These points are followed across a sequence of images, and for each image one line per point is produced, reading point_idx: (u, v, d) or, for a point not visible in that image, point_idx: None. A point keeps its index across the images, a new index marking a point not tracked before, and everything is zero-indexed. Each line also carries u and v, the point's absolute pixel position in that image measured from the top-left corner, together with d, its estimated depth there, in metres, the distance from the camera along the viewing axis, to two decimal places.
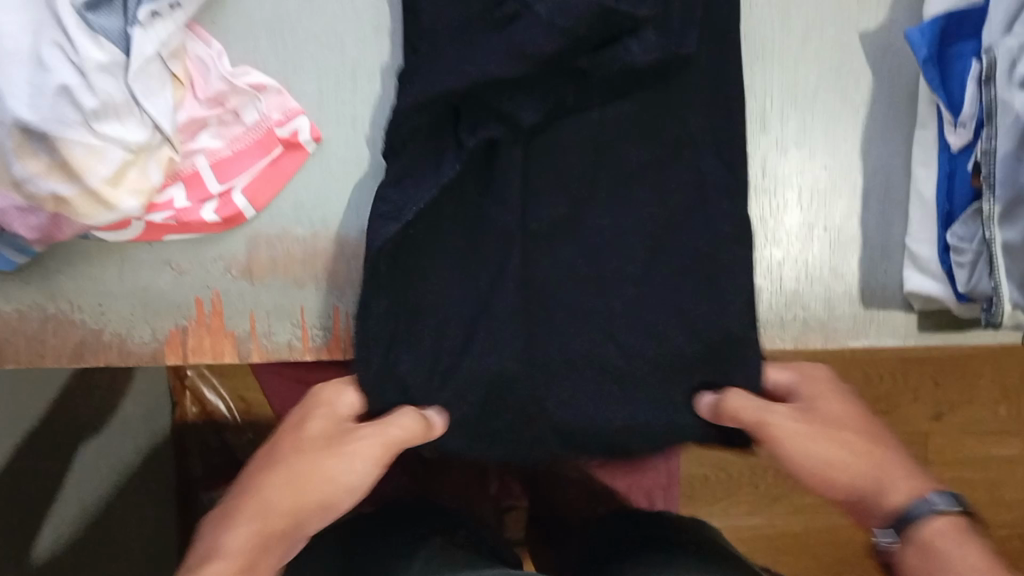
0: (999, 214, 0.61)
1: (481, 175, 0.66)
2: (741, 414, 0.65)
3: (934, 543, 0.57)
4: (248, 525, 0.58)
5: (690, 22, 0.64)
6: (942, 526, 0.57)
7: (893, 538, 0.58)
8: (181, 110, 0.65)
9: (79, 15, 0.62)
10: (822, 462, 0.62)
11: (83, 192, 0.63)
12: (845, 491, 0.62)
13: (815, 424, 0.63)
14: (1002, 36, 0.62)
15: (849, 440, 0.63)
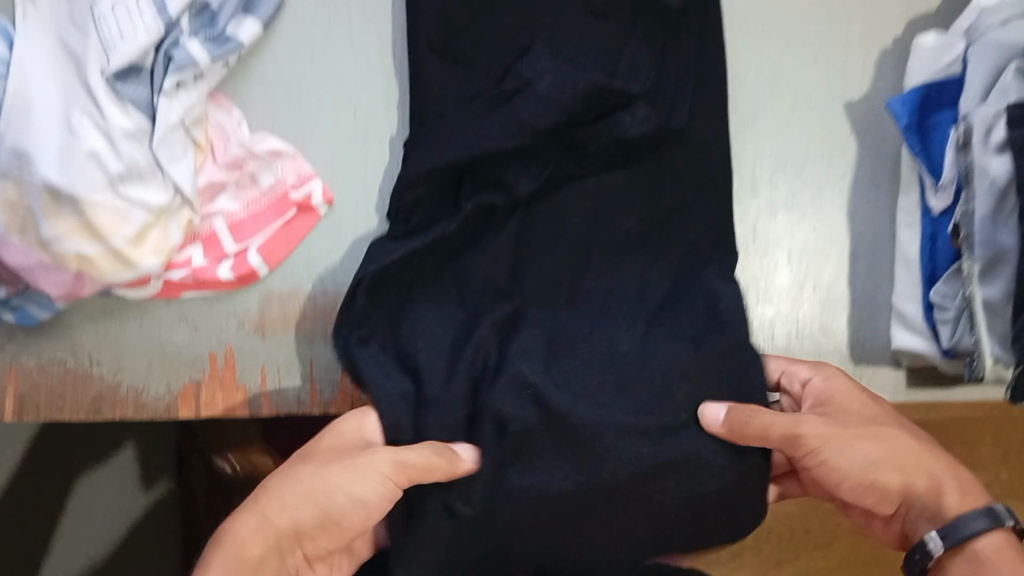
0: (978, 272, 0.64)
1: (473, 234, 0.68)
2: (772, 430, 0.62)
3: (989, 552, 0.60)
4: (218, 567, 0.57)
5: (681, 94, 0.69)
6: (996, 539, 0.60)
7: (938, 543, 0.61)
8: (201, 174, 0.69)
9: (109, 85, 0.66)
10: (869, 461, 0.63)
11: (107, 251, 0.66)
12: (895, 489, 0.63)
13: (884, 434, 0.63)
14: (977, 104, 0.65)
15: (906, 445, 0.63)
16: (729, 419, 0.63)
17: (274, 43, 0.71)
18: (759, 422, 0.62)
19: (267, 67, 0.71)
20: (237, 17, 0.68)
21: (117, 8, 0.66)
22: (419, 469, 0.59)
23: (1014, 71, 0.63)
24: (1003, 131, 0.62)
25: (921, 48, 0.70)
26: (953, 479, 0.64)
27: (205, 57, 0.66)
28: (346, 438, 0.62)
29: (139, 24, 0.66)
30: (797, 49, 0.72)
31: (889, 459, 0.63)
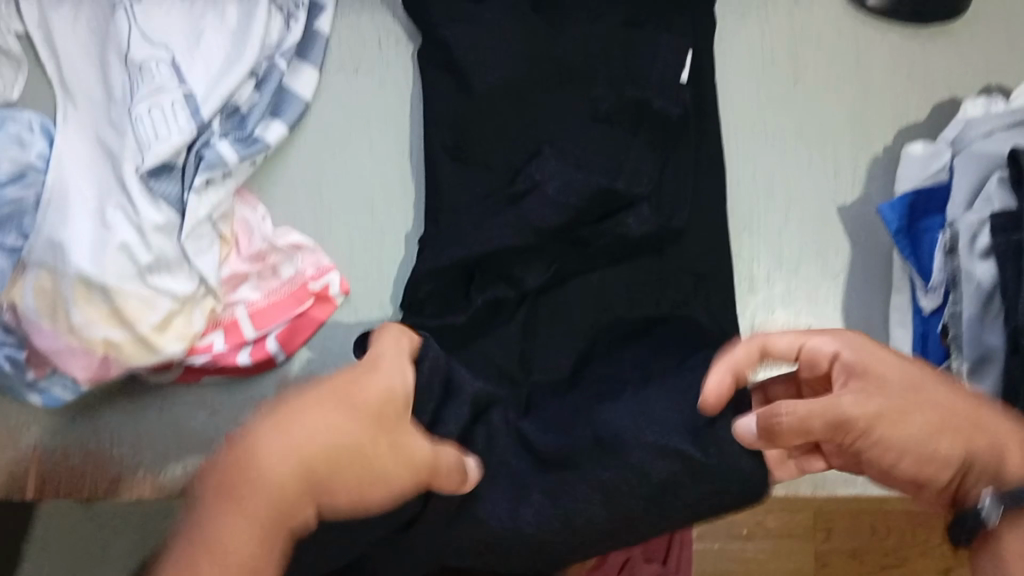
0: (966, 372, 0.66)
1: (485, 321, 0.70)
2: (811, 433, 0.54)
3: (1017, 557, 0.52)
4: (237, 514, 0.49)
5: (680, 199, 0.72)
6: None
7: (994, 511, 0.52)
8: (226, 265, 0.72)
9: (142, 181, 0.70)
10: (914, 436, 0.53)
11: (133, 336, 0.69)
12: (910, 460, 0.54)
13: (959, 397, 0.55)
14: (963, 211, 0.68)
15: (935, 396, 0.54)
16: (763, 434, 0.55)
17: (298, 145, 0.75)
18: (792, 428, 0.54)
19: (291, 167, 0.75)
20: (265, 120, 0.73)
21: (153, 110, 0.69)
22: (445, 476, 0.53)
23: (998, 180, 0.67)
24: (987, 237, 0.66)
25: (912, 157, 0.73)
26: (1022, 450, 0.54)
27: (234, 157, 0.71)
28: (375, 395, 0.52)
29: (175, 125, 0.69)
30: (792, 156, 0.76)
31: (942, 424, 0.53)
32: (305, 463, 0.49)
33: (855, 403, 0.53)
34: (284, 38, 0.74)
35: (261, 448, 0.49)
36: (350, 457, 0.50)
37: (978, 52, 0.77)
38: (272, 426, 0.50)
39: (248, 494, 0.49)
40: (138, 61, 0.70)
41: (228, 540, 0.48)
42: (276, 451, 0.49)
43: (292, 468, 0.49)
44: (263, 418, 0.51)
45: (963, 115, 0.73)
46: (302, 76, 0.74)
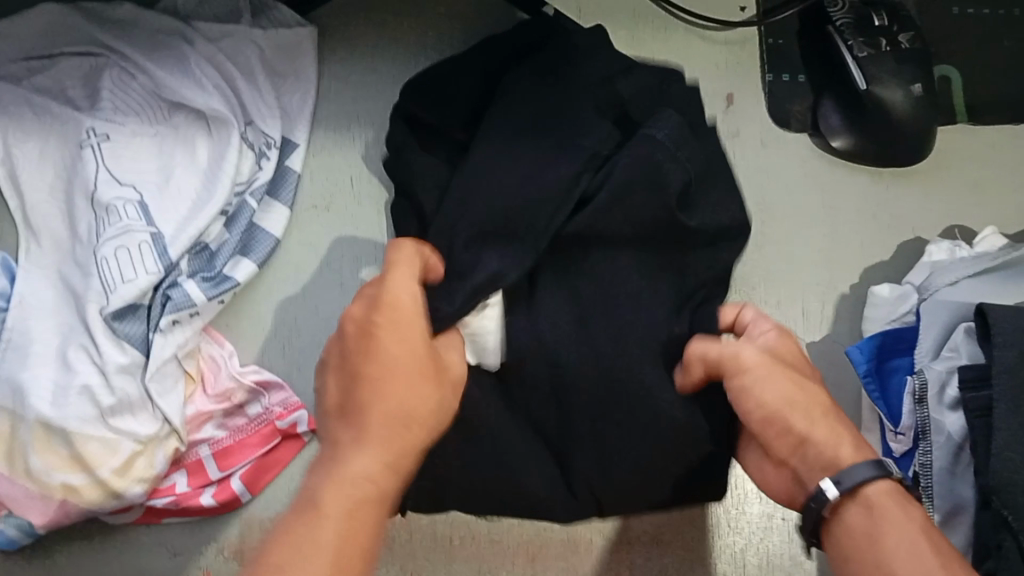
0: (938, 523, 0.66)
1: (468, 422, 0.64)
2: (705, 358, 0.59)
3: (878, 505, 0.53)
4: (372, 452, 0.50)
5: None
6: (876, 491, 0.53)
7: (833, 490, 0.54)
8: (191, 404, 0.71)
9: (106, 323, 0.69)
10: (769, 405, 0.56)
11: (93, 481, 0.67)
12: (786, 437, 0.56)
13: (805, 391, 0.57)
14: (930, 360, 0.69)
15: (804, 412, 0.56)
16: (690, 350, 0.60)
17: (268, 282, 0.75)
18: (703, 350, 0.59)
19: (261, 305, 0.74)
20: (234, 258, 0.73)
21: (121, 250, 0.69)
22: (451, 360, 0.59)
23: (964, 331, 0.68)
24: (956, 388, 0.66)
25: (879, 299, 0.74)
26: (830, 429, 0.56)
27: (203, 296, 0.70)
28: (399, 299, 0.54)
29: (141, 267, 0.69)
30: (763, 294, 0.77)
31: (799, 405, 0.56)
32: (406, 430, 0.52)
33: (754, 357, 0.57)
34: (255, 176, 0.75)
35: (343, 467, 0.50)
36: (439, 409, 0.54)
37: (940, 195, 0.80)
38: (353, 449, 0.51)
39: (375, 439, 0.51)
40: (106, 201, 0.70)
41: (367, 488, 0.50)
42: (366, 455, 0.50)
43: (385, 436, 0.51)
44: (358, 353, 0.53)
45: (927, 258, 0.75)
46: (273, 214, 0.74)
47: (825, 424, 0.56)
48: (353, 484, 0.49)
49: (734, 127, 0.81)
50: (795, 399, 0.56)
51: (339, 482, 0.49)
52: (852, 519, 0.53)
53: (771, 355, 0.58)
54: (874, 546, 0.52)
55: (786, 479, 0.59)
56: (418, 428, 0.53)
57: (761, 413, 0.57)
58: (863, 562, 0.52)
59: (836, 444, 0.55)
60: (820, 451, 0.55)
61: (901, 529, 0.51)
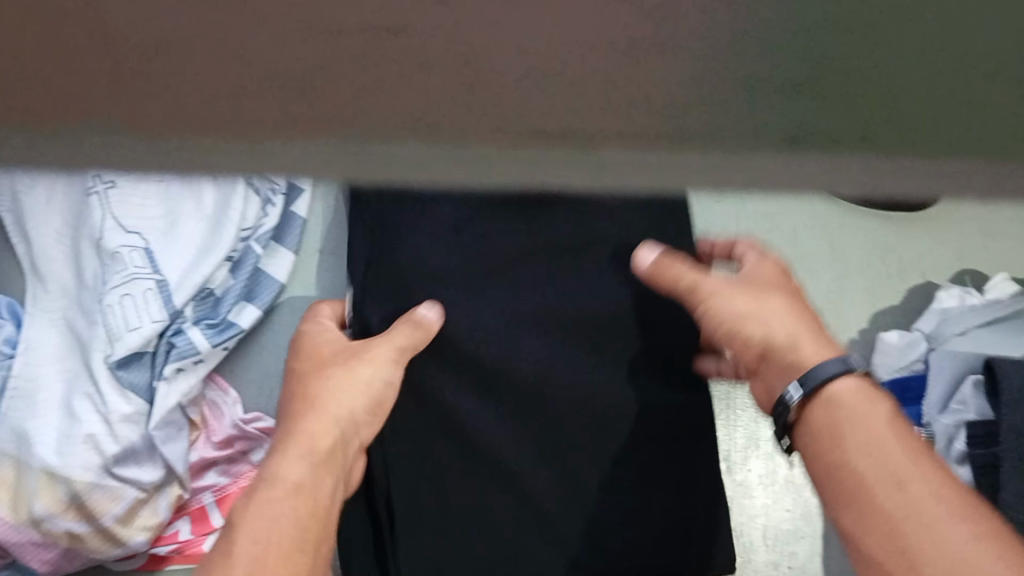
0: None
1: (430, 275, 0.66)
2: (676, 275, 0.61)
3: (837, 396, 0.51)
4: (290, 457, 0.53)
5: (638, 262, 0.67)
6: (845, 386, 0.51)
7: (796, 390, 0.52)
8: (193, 450, 0.72)
9: (111, 371, 0.69)
10: (730, 314, 0.58)
11: (97, 529, 0.67)
12: (750, 346, 0.57)
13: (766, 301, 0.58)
14: (938, 413, 0.68)
15: (768, 316, 0.57)
16: (652, 261, 0.62)
17: (270, 329, 0.76)
18: (671, 271, 0.61)
19: (266, 352, 0.75)
20: (239, 304, 0.74)
21: (125, 298, 0.70)
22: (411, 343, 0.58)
23: (971, 384, 0.67)
24: (962, 443, 0.65)
25: (888, 345, 0.74)
26: (804, 328, 0.56)
27: (208, 344, 0.71)
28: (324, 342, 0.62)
29: (147, 314, 0.70)
30: None
31: (750, 313, 0.57)
32: (358, 405, 0.57)
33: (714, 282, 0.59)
34: (260, 222, 0.76)
35: (268, 474, 0.53)
36: (377, 397, 0.58)
37: (952, 240, 0.79)
38: (279, 454, 0.54)
39: (297, 445, 0.54)
40: (112, 248, 0.71)
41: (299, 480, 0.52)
42: (289, 463, 0.53)
43: (306, 448, 0.54)
44: (304, 381, 0.59)
45: (937, 305, 0.74)
46: (277, 260, 0.76)
47: (786, 326, 0.56)
48: (269, 483, 0.52)
49: None
50: (750, 304, 0.58)
51: (261, 481, 0.52)
52: (816, 418, 0.51)
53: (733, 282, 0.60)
54: (838, 438, 0.49)
55: (761, 386, 0.58)
56: (353, 446, 0.57)
57: (722, 326, 0.58)
58: (829, 459, 0.50)
59: (793, 346, 0.55)
60: (781, 355, 0.55)
61: (868, 417, 0.49)
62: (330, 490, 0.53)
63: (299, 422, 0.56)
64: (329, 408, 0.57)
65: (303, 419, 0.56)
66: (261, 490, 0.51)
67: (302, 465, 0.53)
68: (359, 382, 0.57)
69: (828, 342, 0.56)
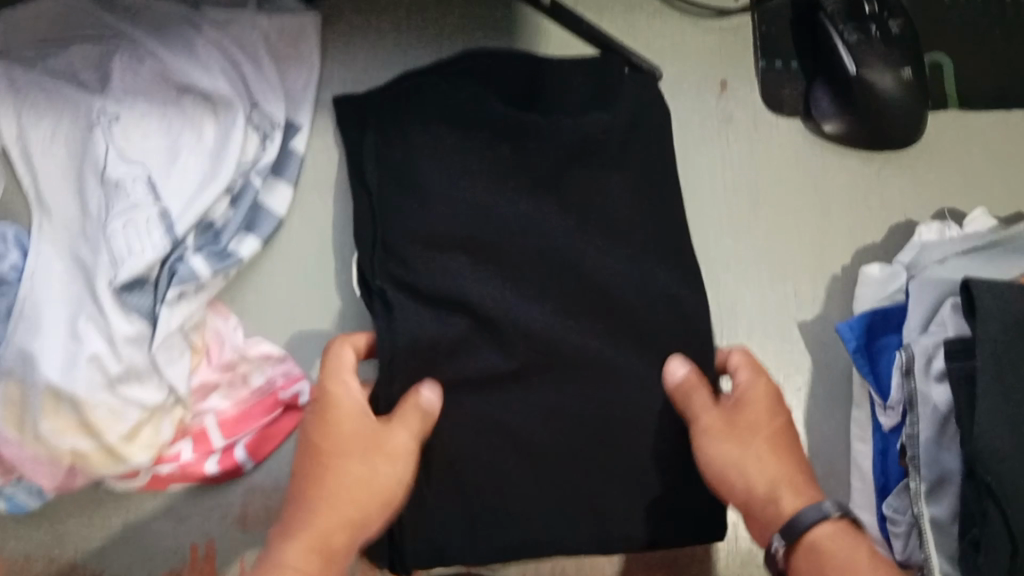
0: (924, 492, 0.68)
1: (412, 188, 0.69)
2: (686, 404, 0.64)
3: (826, 549, 0.56)
4: (298, 544, 0.55)
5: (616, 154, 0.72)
6: (829, 531, 0.57)
7: (779, 541, 0.58)
8: (196, 375, 0.74)
9: (115, 295, 0.71)
10: (720, 468, 0.62)
11: (101, 447, 0.69)
12: (740, 494, 0.61)
13: (771, 457, 0.61)
14: (918, 334, 0.70)
15: (750, 443, 0.62)
16: (684, 379, 0.65)
17: (272, 261, 0.78)
18: (691, 406, 0.64)
19: (266, 281, 0.78)
20: (240, 235, 0.76)
21: (128, 225, 0.72)
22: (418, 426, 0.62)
23: (950, 306, 0.69)
24: (942, 360, 0.68)
25: (870, 278, 0.76)
26: (786, 471, 0.61)
27: (208, 270, 0.73)
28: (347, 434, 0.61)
29: (149, 240, 0.72)
30: (746, 276, 0.79)
31: (737, 459, 0.61)
32: (365, 493, 0.59)
33: (705, 411, 0.63)
34: (260, 157, 0.78)
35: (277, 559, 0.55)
36: (390, 494, 0.60)
37: (933, 178, 0.82)
38: (287, 542, 0.56)
39: (305, 534, 0.56)
40: (115, 178, 0.73)
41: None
42: (297, 548, 0.55)
43: (317, 532, 0.56)
44: (313, 457, 0.60)
45: (919, 239, 0.76)
46: (277, 192, 0.78)
47: (773, 468, 0.61)
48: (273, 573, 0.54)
49: (730, 113, 0.82)
50: (737, 452, 0.61)
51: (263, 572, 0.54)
52: (799, 566, 0.57)
53: (727, 417, 0.63)
54: None
55: (757, 529, 0.61)
56: (359, 525, 0.58)
57: (716, 476, 0.62)
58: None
59: (773, 493, 0.60)
60: (763, 505, 0.60)
61: (848, 563, 0.55)
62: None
63: (309, 509, 0.58)
64: (344, 495, 0.58)
65: (310, 519, 0.57)
66: None
67: (308, 554, 0.55)
68: (379, 482, 0.60)
69: (804, 481, 0.61)
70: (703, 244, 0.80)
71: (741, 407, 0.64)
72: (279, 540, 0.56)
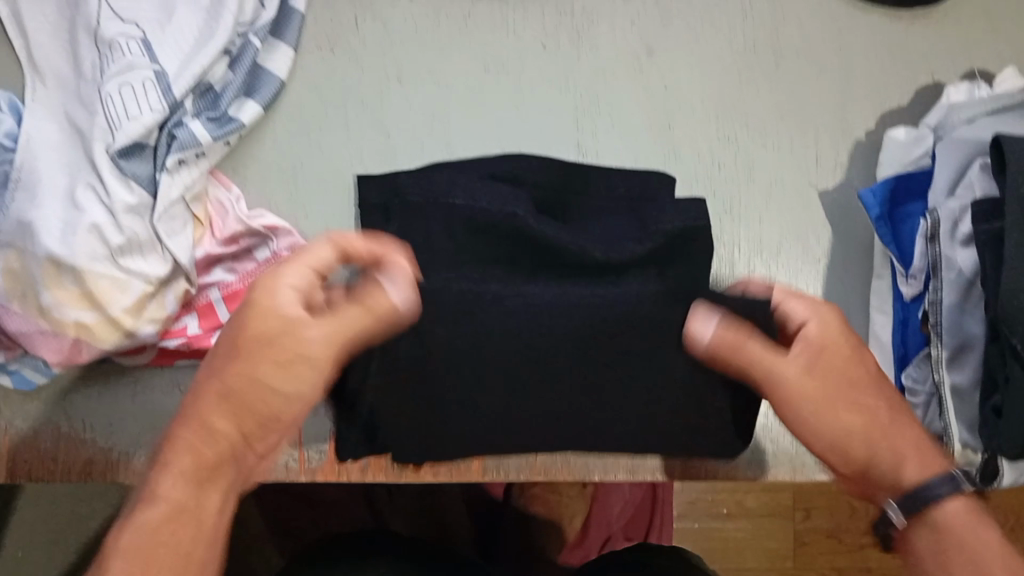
0: (946, 359, 0.67)
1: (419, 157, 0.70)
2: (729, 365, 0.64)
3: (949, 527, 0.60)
4: (171, 475, 0.57)
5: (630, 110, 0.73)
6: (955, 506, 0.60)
7: (897, 512, 0.61)
8: (199, 247, 0.72)
9: (113, 161, 0.68)
10: (836, 441, 0.62)
11: (105, 319, 0.67)
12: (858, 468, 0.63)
13: (847, 420, 0.62)
14: (944, 198, 0.68)
15: (876, 408, 0.62)
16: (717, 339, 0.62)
17: (275, 131, 0.76)
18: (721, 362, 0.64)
19: (267, 149, 0.75)
20: (239, 100, 0.73)
21: (124, 87, 0.69)
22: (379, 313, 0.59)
23: (979, 167, 0.66)
24: (968, 226, 0.65)
25: (894, 142, 0.73)
26: (889, 441, 0.62)
27: (208, 136, 0.71)
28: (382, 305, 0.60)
29: (145, 103, 0.69)
30: (764, 142, 0.76)
31: (835, 445, 0.62)
32: (249, 415, 0.59)
33: (801, 377, 0.62)
34: (258, 16, 0.74)
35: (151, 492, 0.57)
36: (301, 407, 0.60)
37: (963, 34, 0.78)
38: (164, 471, 0.57)
39: (180, 454, 0.57)
40: (109, 38, 0.70)
41: (177, 500, 0.57)
42: (172, 478, 0.57)
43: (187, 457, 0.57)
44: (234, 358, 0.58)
45: (947, 99, 0.73)
46: (276, 55, 0.75)
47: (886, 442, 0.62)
48: (150, 500, 0.57)
49: None
50: (848, 430, 0.62)
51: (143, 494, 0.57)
52: (921, 543, 0.61)
53: (795, 381, 0.62)
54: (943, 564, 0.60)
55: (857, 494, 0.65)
56: (238, 437, 0.59)
57: (825, 445, 0.63)
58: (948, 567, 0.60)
59: (898, 465, 0.62)
60: (882, 477, 0.62)
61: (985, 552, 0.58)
62: (214, 505, 0.58)
63: (230, 399, 0.58)
64: (260, 394, 0.58)
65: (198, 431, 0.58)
66: (142, 506, 0.57)
67: (183, 482, 0.57)
68: (274, 390, 0.58)
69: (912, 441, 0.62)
70: (721, 107, 0.77)
71: (818, 363, 0.62)
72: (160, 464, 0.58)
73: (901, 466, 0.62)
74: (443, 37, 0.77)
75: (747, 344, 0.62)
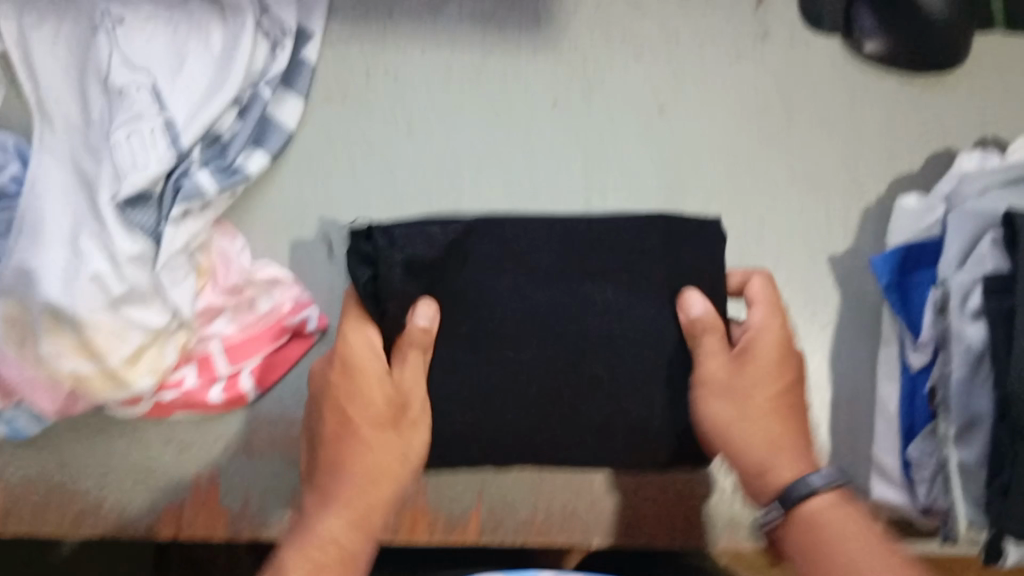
0: (954, 436, 0.65)
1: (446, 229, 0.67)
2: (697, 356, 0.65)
3: (819, 517, 0.60)
4: (335, 513, 0.62)
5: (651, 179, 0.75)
6: (826, 502, 0.60)
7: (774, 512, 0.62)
8: (201, 297, 0.71)
9: (119, 210, 0.68)
10: (712, 420, 0.64)
11: (103, 370, 0.66)
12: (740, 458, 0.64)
13: (766, 414, 0.64)
14: (954, 271, 0.67)
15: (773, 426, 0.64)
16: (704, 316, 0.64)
17: (281, 181, 0.75)
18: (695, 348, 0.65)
19: (273, 199, 0.75)
20: (247, 149, 0.73)
21: (132, 137, 0.69)
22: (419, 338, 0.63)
23: (990, 241, 0.66)
24: (979, 297, 0.65)
25: (905, 210, 0.73)
26: (773, 437, 0.64)
27: (214, 187, 0.70)
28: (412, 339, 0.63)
29: (153, 153, 0.69)
30: (773, 206, 0.76)
31: (761, 441, 0.64)
32: (383, 476, 0.64)
33: (718, 376, 0.64)
34: (269, 66, 0.74)
35: (315, 536, 0.61)
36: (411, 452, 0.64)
37: (976, 103, 0.78)
38: (330, 511, 0.62)
39: (341, 504, 0.62)
40: (119, 86, 0.70)
41: (344, 537, 0.61)
42: (337, 520, 0.62)
43: (348, 499, 0.63)
44: (333, 430, 0.65)
45: (957, 168, 0.73)
46: (286, 104, 0.74)
47: (771, 437, 0.64)
48: (323, 540, 0.61)
49: (762, 31, 0.78)
50: (729, 413, 0.64)
51: (311, 539, 0.61)
52: (793, 539, 0.61)
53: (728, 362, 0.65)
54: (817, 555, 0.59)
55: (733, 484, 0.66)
56: (380, 489, 0.64)
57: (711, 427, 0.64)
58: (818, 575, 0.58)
59: (772, 462, 0.63)
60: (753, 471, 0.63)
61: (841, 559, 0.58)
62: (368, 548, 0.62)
63: (352, 461, 0.64)
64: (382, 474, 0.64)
65: (348, 489, 0.63)
66: (313, 548, 0.60)
67: (349, 523, 0.62)
68: (398, 450, 0.64)
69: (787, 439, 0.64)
70: (731, 170, 0.76)
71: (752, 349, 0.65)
72: (314, 508, 0.63)
73: (764, 473, 0.63)
74: (454, 92, 0.77)
75: (705, 339, 0.64)
